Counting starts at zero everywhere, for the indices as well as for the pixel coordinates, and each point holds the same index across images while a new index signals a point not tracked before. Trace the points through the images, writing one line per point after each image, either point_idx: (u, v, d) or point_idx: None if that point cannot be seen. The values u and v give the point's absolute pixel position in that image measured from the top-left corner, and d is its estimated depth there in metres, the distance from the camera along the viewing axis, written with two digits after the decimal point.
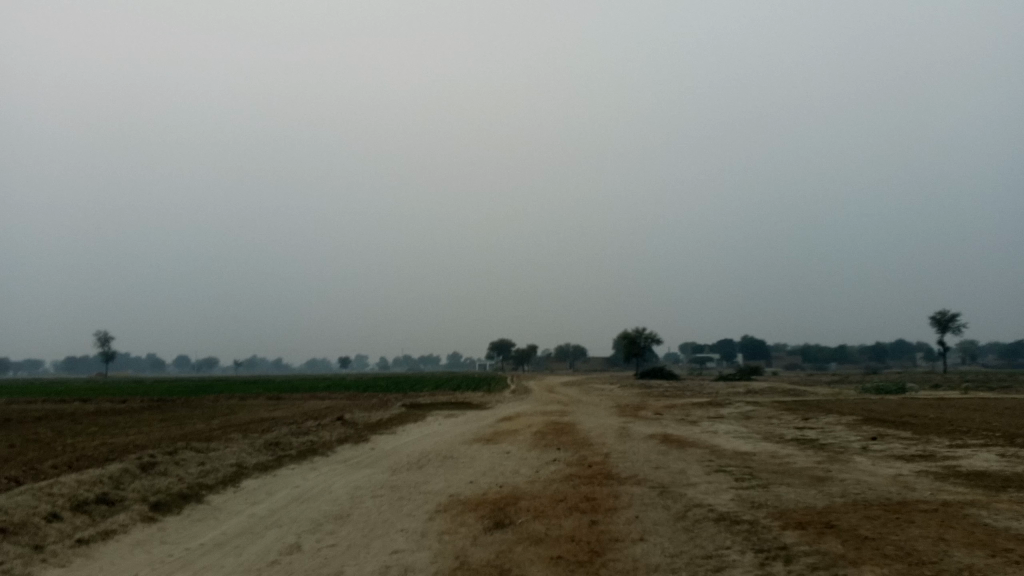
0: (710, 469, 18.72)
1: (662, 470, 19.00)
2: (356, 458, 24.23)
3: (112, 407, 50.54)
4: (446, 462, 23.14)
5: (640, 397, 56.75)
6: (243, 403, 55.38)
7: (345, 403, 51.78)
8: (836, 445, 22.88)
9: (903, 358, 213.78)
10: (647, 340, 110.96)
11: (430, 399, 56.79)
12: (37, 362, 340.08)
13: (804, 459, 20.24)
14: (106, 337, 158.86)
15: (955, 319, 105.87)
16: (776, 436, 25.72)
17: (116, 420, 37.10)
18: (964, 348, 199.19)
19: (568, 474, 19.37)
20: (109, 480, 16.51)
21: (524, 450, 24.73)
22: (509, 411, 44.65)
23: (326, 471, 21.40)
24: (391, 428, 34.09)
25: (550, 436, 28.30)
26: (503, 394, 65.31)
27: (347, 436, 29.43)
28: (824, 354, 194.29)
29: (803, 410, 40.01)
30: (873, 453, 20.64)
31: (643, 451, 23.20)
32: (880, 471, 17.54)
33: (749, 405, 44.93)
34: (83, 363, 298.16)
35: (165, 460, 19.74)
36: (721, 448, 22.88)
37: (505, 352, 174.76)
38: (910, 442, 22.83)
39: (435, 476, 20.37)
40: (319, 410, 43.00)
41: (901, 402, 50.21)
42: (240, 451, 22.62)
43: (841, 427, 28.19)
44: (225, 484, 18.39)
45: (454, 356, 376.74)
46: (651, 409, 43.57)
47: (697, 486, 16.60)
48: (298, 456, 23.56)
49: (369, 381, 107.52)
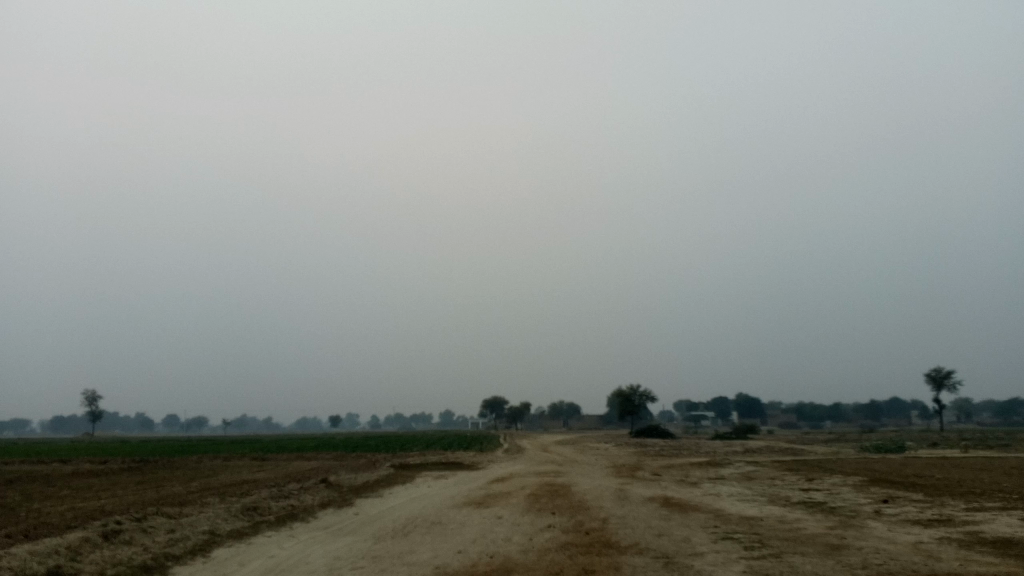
0: (716, 536, 17.50)
1: (665, 538, 17.72)
2: (338, 524, 22.87)
3: (90, 468, 48.73)
4: (433, 528, 21.82)
5: (636, 456, 55.29)
6: (227, 463, 53.46)
7: (334, 463, 50.32)
8: (846, 508, 21.70)
9: (899, 417, 211.66)
10: (642, 397, 109.32)
11: (421, 460, 55.15)
12: (22, 422, 335.68)
13: (815, 524, 19.04)
14: (94, 393, 165.07)
15: (950, 376, 104.84)
16: (782, 499, 24.47)
17: (89, 482, 35.49)
18: (958, 406, 197.64)
19: (564, 542, 18.11)
20: (66, 550, 15.17)
21: (516, 515, 23.40)
22: (501, 471, 43.18)
23: (305, 539, 20.05)
24: (377, 491, 32.61)
25: (544, 499, 26.91)
26: (495, 453, 63.66)
27: (331, 500, 27.98)
28: (818, 413, 192.46)
29: (805, 470, 38.65)
30: (888, 518, 19.39)
31: (643, 515, 21.89)
32: (899, 538, 16.33)
33: (749, 465, 43.42)
34: (69, 422, 293.32)
35: (132, 527, 18.37)
36: (725, 512, 21.65)
37: (498, 411, 172.28)
38: (925, 505, 21.63)
39: (421, 545, 19.04)
40: (304, 472, 41.40)
41: (903, 462, 48.83)
42: (214, 517, 21.24)
43: (849, 489, 26.92)
44: (194, 555, 17.01)
45: (446, 415, 372.96)
46: (649, 470, 42.00)
47: (704, 556, 15.39)
48: (277, 522, 22.18)
49: (359, 440, 105.42)
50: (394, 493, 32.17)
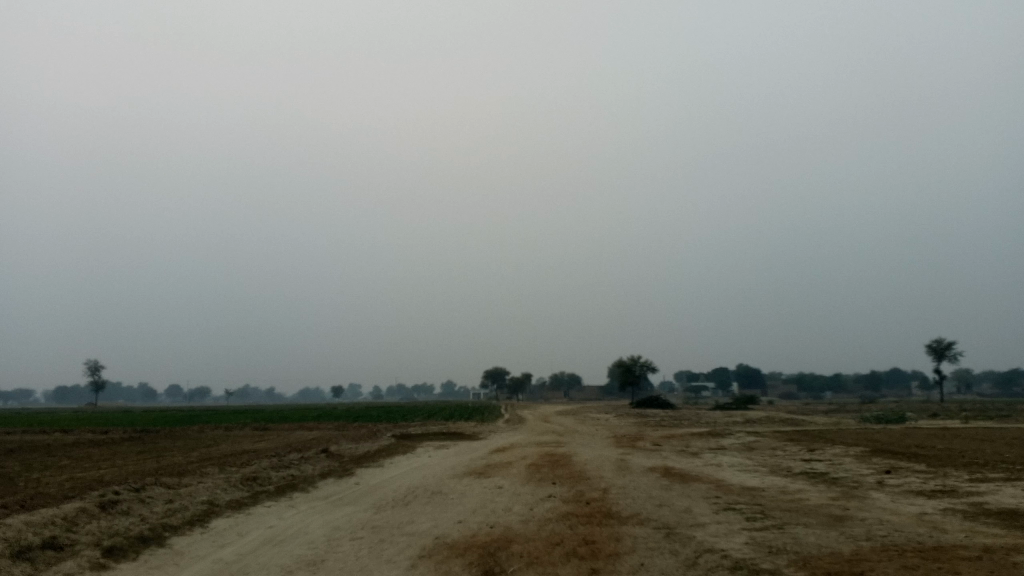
0: (718, 507, 17.35)
1: (666, 508, 17.56)
2: (338, 494, 22.76)
3: (92, 438, 48.80)
4: (434, 498, 21.73)
5: (637, 427, 55.35)
6: (229, 433, 53.51)
7: (335, 433, 50.44)
8: (849, 479, 21.58)
9: (899, 387, 212.19)
10: (643, 368, 109.32)
11: (423, 430, 55.28)
12: (27, 392, 337.71)
13: (817, 494, 18.92)
14: (96, 362, 165.86)
15: (952, 347, 104.75)
16: (784, 469, 24.31)
17: (90, 452, 35.44)
18: (959, 377, 198.09)
19: (564, 512, 17.98)
20: (62, 521, 15.04)
21: (517, 485, 23.31)
22: (502, 441, 43.18)
23: (305, 509, 19.94)
24: (378, 462, 32.55)
25: (545, 469, 26.80)
26: (496, 424, 63.63)
27: (331, 470, 27.89)
28: (819, 384, 192.99)
29: (806, 441, 38.62)
30: (891, 489, 19.23)
31: (645, 486, 21.76)
32: (902, 509, 16.17)
33: (750, 436, 43.35)
34: (73, 392, 294.96)
35: (129, 497, 18.25)
36: (726, 483, 21.54)
37: (499, 381, 172.82)
38: (928, 476, 21.46)
39: (421, 515, 18.92)
40: (305, 441, 41.39)
41: (904, 432, 48.82)
42: (213, 487, 21.12)
43: (851, 460, 26.79)
44: (192, 525, 16.90)
45: (448, 386, 374.69)
46: (649, 440, 41.99)
47: (706, 527, 15.24)
48: (276, 492, 22.09)
49: (360, 410, 105.58)
50: (395, 463, 32.13)
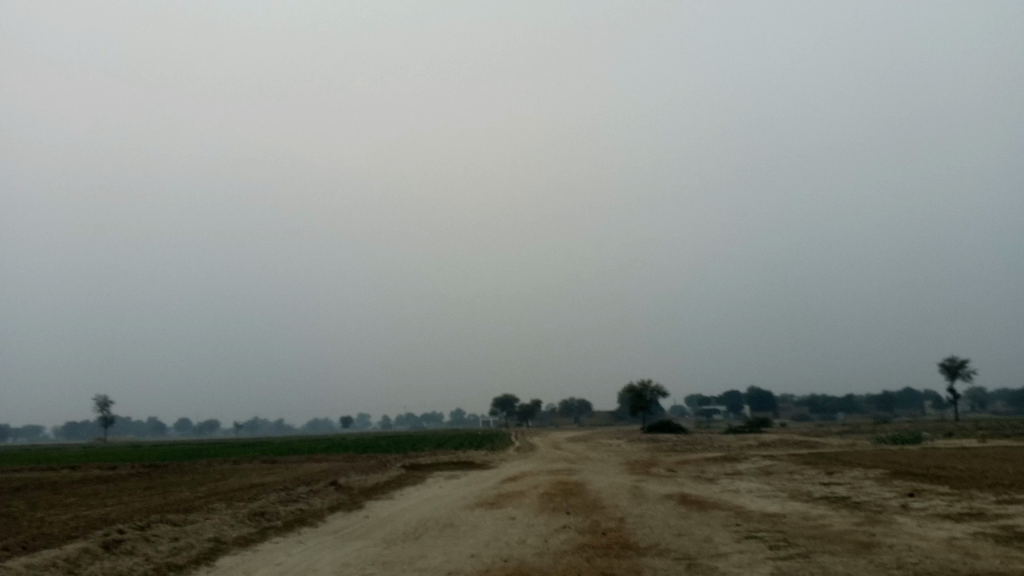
0: (739, 536, 16.83)
1: (686, 538, 17.04)
2: (348, 528, 22.28)
3: (100, 475, 48.32)
4: (446, 531, 21.24)
5: (649, 452, 54.66)
6: (237, 467, 52.89)
7: (345, 465, 49.86)
8: (872, 502, 21.01)
9: (912, 407, 210.07)
10: (654, 393, 108.37)
11: (433, 459, 54.66)
12: (37, 428, 337.75)
13: (841, 520, 18.36)
14: (104, 398, 166.07)
15: (965, 366, 103.59)
16: (804, 494, 23.73)
17: (97, 489, 35.04)
18: (973, 396, 196.16)
19: (580, 544, 17.46)
20: (64, 562, 14.64)
21: (530, 516, 22.81)
22: (513, 470, 42.56)
23: (314, 545, 19.47)
24: (389, 493, 32.04)
25: (559, 498, 26.26)
26: (507, 452, 62.94)
27: (341, 503, 27.40)
28: (831, 405, 191.34)
29: (824, 464, 37.89)
30: (917, 513, 18.65)
31: (662, 514, 21.23)
32: (931, 534, 15.61)
33: (766, 460, 42.65)
34: (83, 428, 294.45)
35: (134, 536, 17.81)
36: (745, 510, 20.99)
37: (509, 409, 171.86)
38: (954, 499, 20.86)
39: (433, 549, 18.43)
40: (313, 474, 40.88)
41: (922, 453, 47.90)
42: (221, 524, 20.69)
43: (872, 483, 26.18)
44: (198, 564, 16.45)
45: (458, 414, 372.96)
46: (663, 466, 41.31)
47: (728, 557, 14.73)
48: (285, 527, 21.63)
49: (369, 440, 104.67)
50: (405, 495, 31.61)
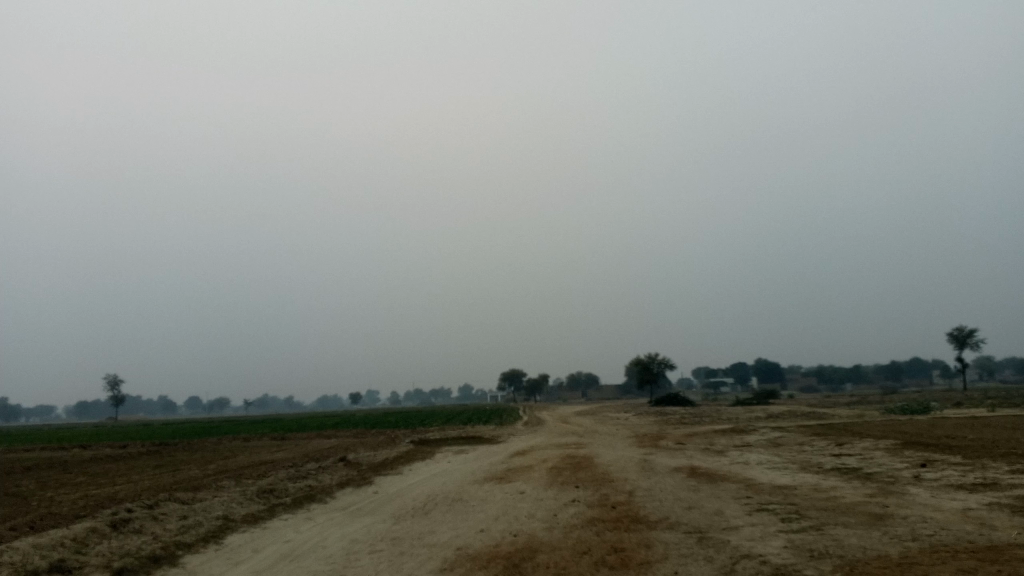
0: (750, 509, 16.64)
1: (696, 511, 16.89)
2: (357, 505, 22.22)
3: (110, 453, 48.44)
4: (455, 506, 21.15)
5: (657, 425, 54.59)
6: (246, 444, 53.02)
7: (353, 440, 49.91)
8: (884, 473, 20.82)
9: (920, 377, 209.79)
10: (661, 365, 108.25)
11: (441, 434, 54.70)
12: (48, 408, 340.32)
13: (853, 491, 18.18)
14: (112, 376, 166.96)
15: (973, 335, 103.10)
16: (815, 466, 23.56)
17: (107, 468, 35.10)
18: (981, 365, 195.64)
19: (590, 518, 17.33)
20: (71, 543, 14.56)
21: (539, 490, 22.70)
22: (522, 444, 42.52)
23: (322, 521, 19.39)
24: (397, 469, 31.98)
25: (567, 472, 26.15)
26: (515, 426, 63.03)
27: (350, 479, 27.36)
28: (839, 376, 191.16)
29: (833, 435, 37.75)
30: (929, 483, 18.46)
31: (671, 487, 21.11)
32: (945, 505, 15.42)
33: (775, 431, 42.47)
34: (94, 407, 296.32)
35: (142, 514, 17.74)
36: (756, 482, 20.84)
37: (517, 382, 172.24)
38: (966, 469, 20.64)
39: (441, 524, 18.33)
40: (322, 450, 40.94)
41: (931, 423, 47.70)
42: (229, 501, 20.63)
43: (883, 453, 25.97)
44: (206, 542, 16.37)
45: (465, 389, 374.24)
46: (672, 439, 41.19)
47: (739, 530, 14.57)
48: (293, 504, 21.59)
49: (377, 416, 104.82)
50: (414, 470, 31.55)
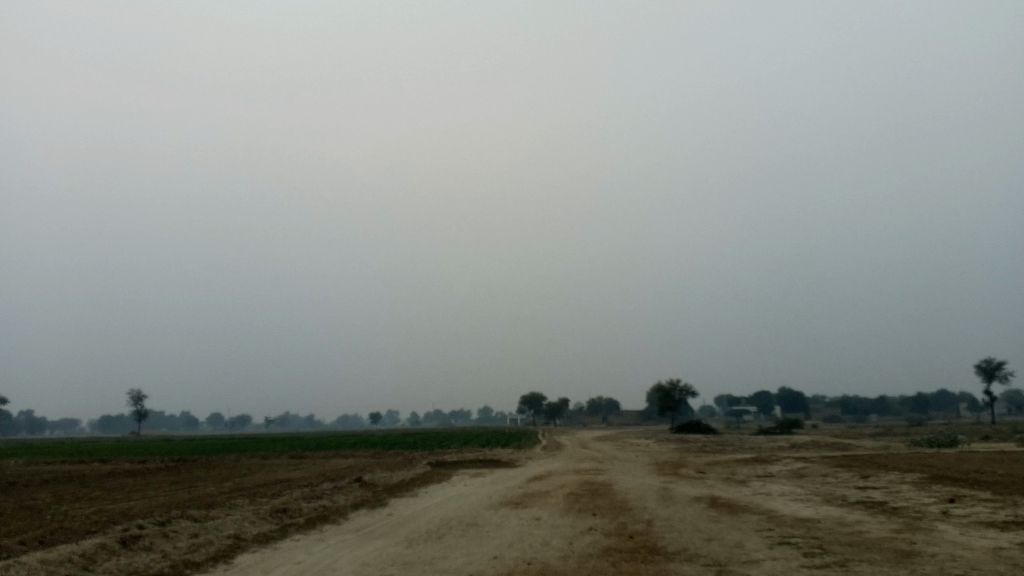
0: (771, 542, 16.17)
1: (715, 543, 16.46)
2: (370, 527, 21.95)
3: (129, 468, 48.50)
4: (469, 531, 20.83)
5: (678, 453, 53.85)
6: (264, 462, 52.92)
7: (371, 461, 49.62)
8: (910, 508, 20.24)
9: (947, 409, 206.26)
10: (683, 393, 107.17)
11: (458, 457, 54.25)
12: (72, 422, 343.26)
13: (878, 526, 17.63)
14: (136, 392, 168.35)
15: (1002, 368, 101.13)
16: (838, 499, 22.97)
17: (124, 483, 35.11)
18: (1010, 399, 191.99)
19: (607, 547, 16.94)
20: (79, 559, 14.40)
21: (555, 517, 22.31)
22: (539, 469, 42.06)
23: (334, 543, 19.14)
24: (413, 491, 31.67)
25: (584, 499, 25.72)
26: (533, 450, 62.47)
27: (364, 501, 27.09)
28: (864, 406, 188.37)
29: (858, 467, 36.95)
30: (958, 520, 17.88)
31: (690, 517, 20.64)
32: (975, 543, 14.89)
33: (798, 462, 41.67)
34: (117, 421, 298.21)
35: (153, 532, 17.59)
36: (778, 514, 20.34)
37: (537, 406, 171.24)
38: (997, 506, 20.00)
39: (455, 549, 18.01)
40: (339, 470, 40.72)
41: (959, 457, 46.60)
42: (242, 520, 20.47)
43: (909, 487, 25.30)
44: (215, 562, 16.16)
45: (485, 412, 373.18)
46: (693, 467, 40.48)
47: (760, 564, 14.14)
48: (306, 524, 21.36)
49: (396, 437, 104.50)
50: (429, 493, 31.20)
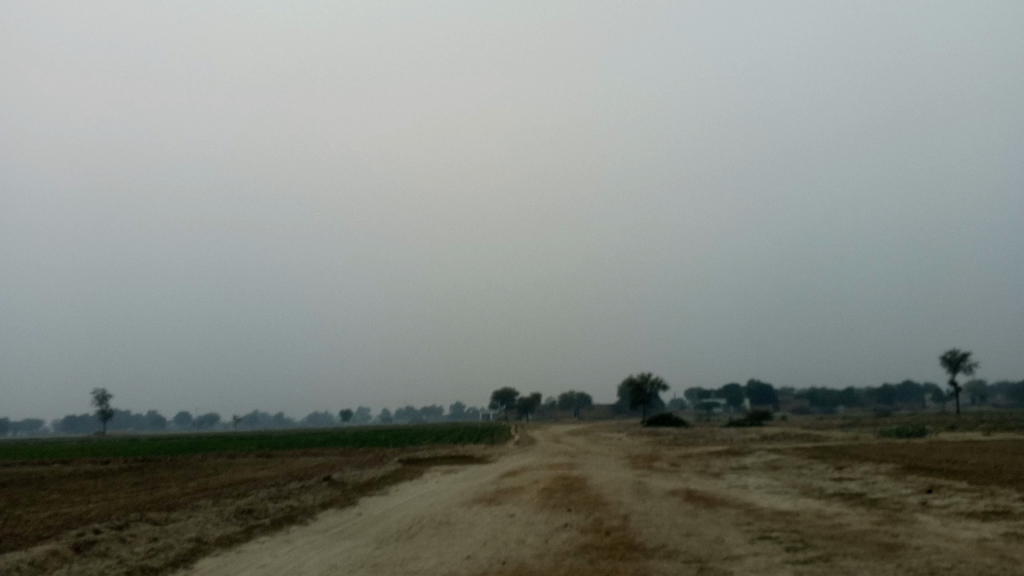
0: (751, 536, 15.79)
1: (695, 539, 16.03)
2: (339, 527, 21.29)
3: (92, 469, 47.23)
4: (441, 529, 20.26)
5: (651, 446, 53.64)
6: (231, 461, 51.90)
7: (341, 459, 48.81)
8: (889, 499, 20.02)
9: (912, 399, 209.60)
10: (654, 386, 107.39)
11: (430, 453, 53.58)
12: (36, 422, 337.05)
13: (858, 518, 17.33)
14: (102, 391, 165.57)
15: (966, 359, 102.53)
16: (815, 491, 22.73)
17: (84, 485, 34.02)
18: (972, 389, 195.38)
19: (583, 544, 16.45)
20: (27, 567, 13.58)
21: (530, 513, 21.82)
22: (513, 464, 41.61)
23: (302, 545, 18.47)
24: (383, 489, 31.00)
25: (559, 494, 25.31)
26: (506, 446, 62.08)
27: (333, 500, 26.38)
28: (831, 398, 190.68)
29: (831, 458, 36.94)
30: (938, 511, 17.62)
31: (668, 512, 20.22)
32: (959, 535, 14.59)
33: (771, 454, 41.65)
34: (82, 421, 293.69)
35: (109, 536, 16.77)
36: (756, 507, 20.03)
37: (508, 401, 171.01)
38: (975, 496, 19.84)
39: (427, 549, 17.43)
40: (308, 468, 39.88)
41: (927, 446, 46.90)
42: (205, 522, 19.72)
43: (885, 478, 25.16)
44: (174, 566, 15.40)
45: (457, 408, 372.60)
46: (666, 460, 40.11)
47: (742, 559, 13.72)
48: (272, 526, 20.64)
49: (368, 434, 103.24)
50: (400, 491, 30.53)
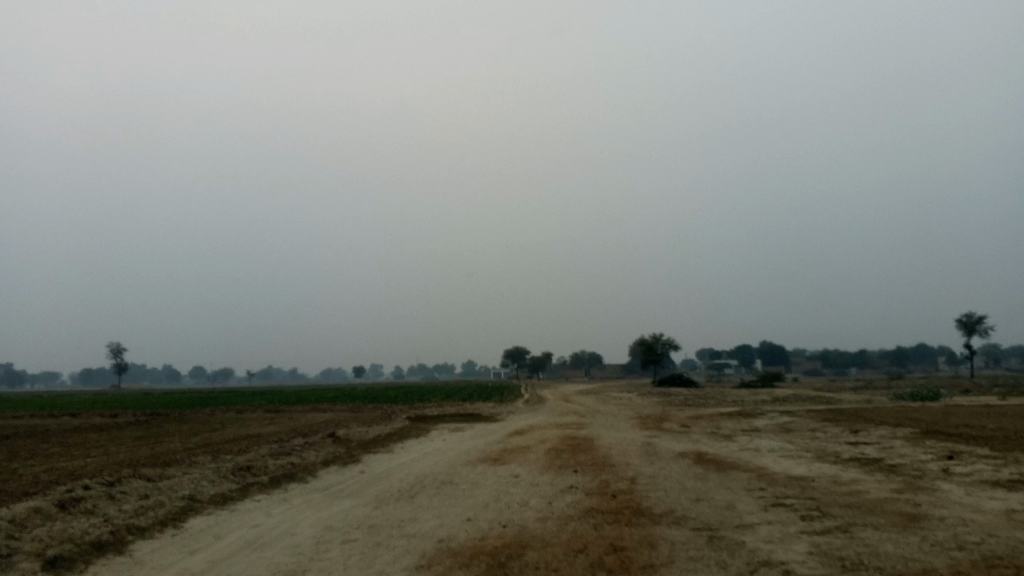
0: (765, 503, 15.02)
1: (705, 505, 15.28)
2: (339, 485, 20.75)
3: (101, 422, 47.01)
4: (443, 490, 19.65)
5: (661, 406, 53.11)
6: (239, 416, 51.58)
7: (348, 415, 48.32)
8: (909, 466, 19.17)
9: (925, 362, 208.43)
10: (664, 346, 106.54)
11: (438, 411, 53.20)
12: (53, 375, 341.38)
13: (876, 486, 16.55)
14: (117, 346, 166.32)
15: (982, 322, 101.01)
16: (832, 455, 21.91)
17: (88, 438, 33.68)
18: (987, 353, 193.90)
19: (588, 508, 15.77)
20: (6, 525, 13.01)
21: (534, 474, 21.14)
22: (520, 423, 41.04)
23: (298, 504, 17.90)
24: (387, 446, 30.42)
25: (566, 454, 24.68)
26: (515, 404, 61.72)
27: (336, 457, 25.82)
28: (844, 360, 189.68)
29: (845, 420, 36.18)
30: (960, 479, 16.79)
31: (676, 475, 19.52)
32: (985, 505, 13.80)
33: (784, 416, 40.91)
34: (97, 375, 296.52)
35: (98, 493, 16.21)
36: (768, 472, 19.29)
37: (520, 359, 170.83)
38: (999, 463, 18.99)
39: (426, 511, 16.77)
40: (312, 425, 39.39)
41: (943, 410, 45.97)
42: (201, 479, 19.20)
43: (903, 443, 24.32)
44: (163, 526, 14.84)
45: (468, 366, 374.43)
46: (676, 421, 39.47)
47: (755, 528, 12.97)
48: (270, 483, 20.13)
49: (378, 391, 102.91)
50: (404, 449, 29.96)
